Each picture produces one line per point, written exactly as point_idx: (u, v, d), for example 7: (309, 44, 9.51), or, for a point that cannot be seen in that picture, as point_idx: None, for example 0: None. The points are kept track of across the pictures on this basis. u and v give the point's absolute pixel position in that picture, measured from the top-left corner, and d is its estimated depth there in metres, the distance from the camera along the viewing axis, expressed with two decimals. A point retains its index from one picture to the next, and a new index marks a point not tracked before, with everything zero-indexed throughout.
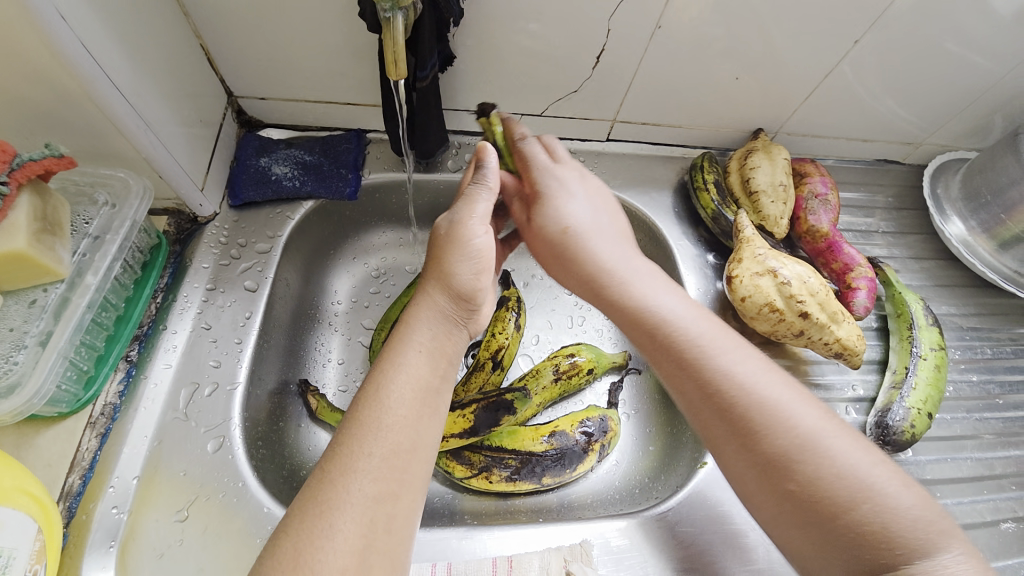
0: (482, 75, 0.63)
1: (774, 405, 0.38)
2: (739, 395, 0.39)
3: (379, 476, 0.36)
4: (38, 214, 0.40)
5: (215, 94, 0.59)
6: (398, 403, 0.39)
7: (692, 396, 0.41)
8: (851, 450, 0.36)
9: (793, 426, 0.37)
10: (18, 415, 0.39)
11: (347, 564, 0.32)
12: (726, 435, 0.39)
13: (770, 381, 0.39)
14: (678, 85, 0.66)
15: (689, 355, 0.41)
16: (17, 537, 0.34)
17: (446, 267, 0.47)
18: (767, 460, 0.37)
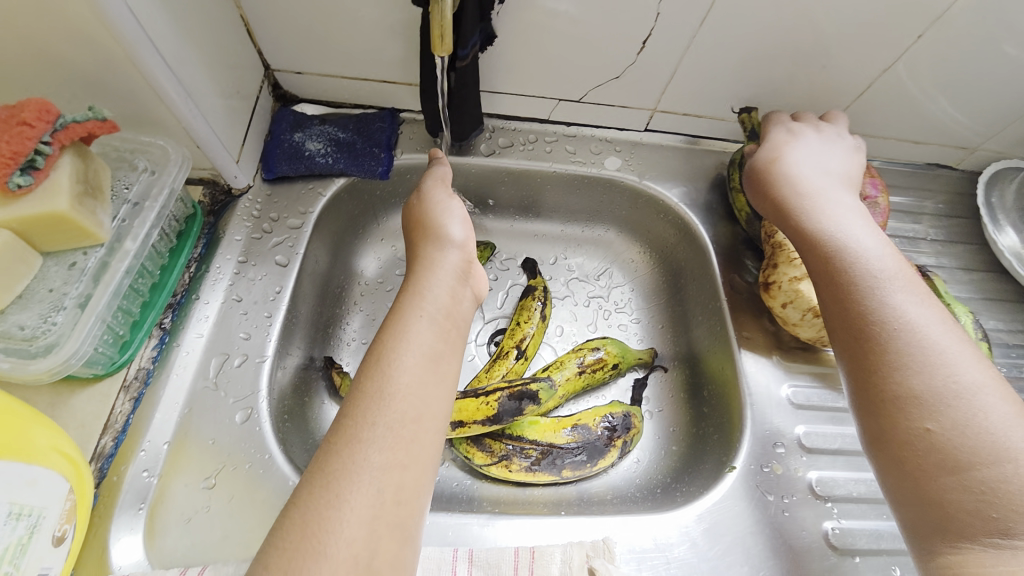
0: (521, 58, 0.61)
1: (956, 375, 0.38)
2: (907, 348, 0.40)
3: (388, 446, 0.35)
4: (81, 177, 0.40)
5: (253, 66, 0.59)
6: (404, 372, 0.39)
7: (841, 322, 0.44)
8: (998, 406, 0.36)
9: (949, 376, 0.38)
10: (55, 375, 0.39)
11: (356, 535, 0.32)
12: (864, 381, 0.41)
13: (958, 353, 0.39)
14: (725, 75, 0.63)
15: (857, 292, 0.44)
16: (47, 497, 0.34)
17: (436, 229, 0.51)
18: (883, 400, 0.39)
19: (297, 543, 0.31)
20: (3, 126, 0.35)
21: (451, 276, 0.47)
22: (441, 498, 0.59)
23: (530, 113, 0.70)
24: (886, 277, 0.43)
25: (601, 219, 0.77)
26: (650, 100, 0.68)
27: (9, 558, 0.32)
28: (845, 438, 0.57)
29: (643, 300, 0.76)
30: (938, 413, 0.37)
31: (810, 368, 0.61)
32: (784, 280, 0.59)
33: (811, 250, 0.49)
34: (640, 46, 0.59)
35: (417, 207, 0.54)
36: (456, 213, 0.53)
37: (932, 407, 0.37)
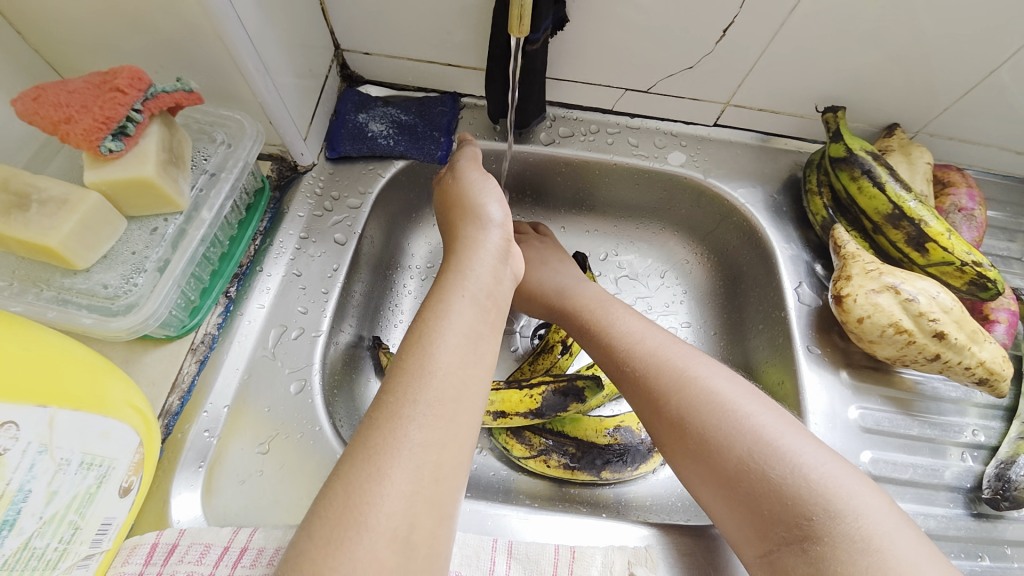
0: (592, 44, 0.59)
1: (746, 424, 0.40)
2: (685, 405, 0.43)
3: (427, 423, 0.35)
4: (166, 145, 0.41)
5: (324, 45, 0.59)
6: (445, 351, 0.39)
7: (631, 380, 0.47)
8: (820, 458, 0.38)
9: (729, 427, 0.40)
10: (134, 333, 0.41)
11: (394, 508, 0.32)
12: (675, 439, 0.43)
13: (747, 403, 0.42)
14: (811, 69, 0.59)
15: (641, 353, 0.47)
16: (118, 449, 0.36)
17: (476, 208, 0.51)
18: (711, 454, 0.40)
19: (339, 511, 0.32)
20: (98, 93, 0.37)
21: (493, 255, 0.48)
22: (479, 486, 0.59)
23: (594, 103, 0.68)
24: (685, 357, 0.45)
25: (658, 217, 0.74)
26: (723, 93, 0.64)
27: (79, 504, 0.34)
28: (916, 468, 0.55)
29: (697, 304, 0.73)
30: (760, 467, 0.38)
31: (882, 391, 0.58)
32: (859, 294, 0.54)
33: (589, 335, 0.53)
34: (720, 33, 0.56)
35: (454, 185, 0.54)
36: (494, 193, 0.53)
37: (766, 462, 0.38)
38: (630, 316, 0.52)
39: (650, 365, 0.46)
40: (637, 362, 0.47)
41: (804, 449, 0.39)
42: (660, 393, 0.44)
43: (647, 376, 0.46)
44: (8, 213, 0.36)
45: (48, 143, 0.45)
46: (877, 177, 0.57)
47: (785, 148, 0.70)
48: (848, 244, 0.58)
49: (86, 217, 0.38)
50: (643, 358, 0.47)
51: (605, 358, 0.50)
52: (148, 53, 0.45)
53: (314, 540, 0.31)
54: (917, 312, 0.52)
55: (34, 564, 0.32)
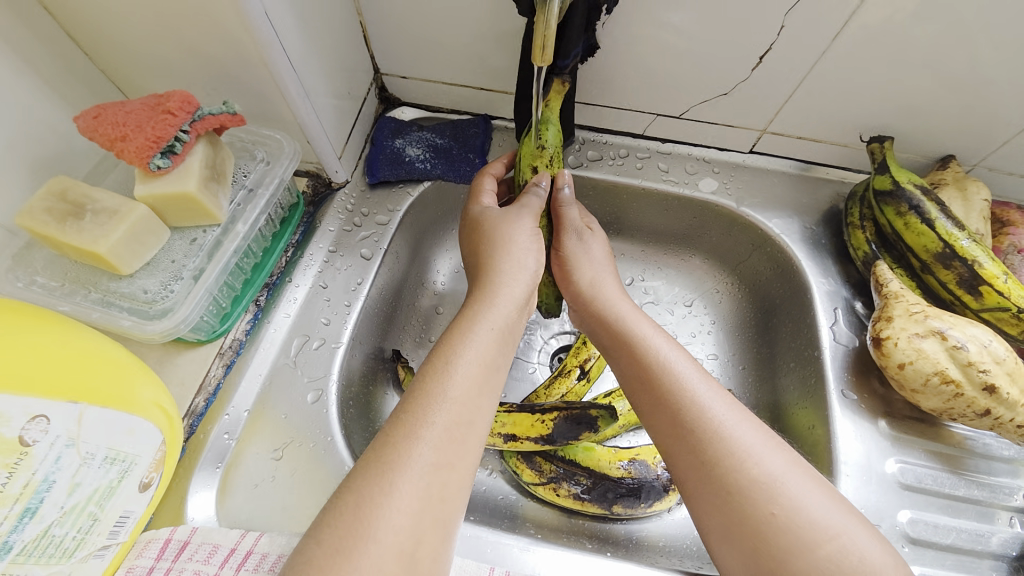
0: (623, 71, 0.59)
1: (797, 506, 0.36)
2: (733, 471, 0.38)
3: (439, 443, 0.35)
4: (209, 162, 0.44)
5: (365, 70, 0.63)
6: (463, 377, 0.39)
7: (674, 427, 0.42)
8: (875, 551, 0.35)
9: (777, 505, 0.36)
10: (167, 336, 0.44)
11: (403, 524, 0.32)
12: (713, 501, 0.38)
13: (797, 479, 0.38)
14: (855, 98, 0.56)
15: (688, 401, 0.42)
16: (142, 446, 0.38)
17: (516, 249, 0.50)
18: (752, 527, 0.36)
19: (349, 524, 0.32)
20: (152, 114, 0.41)
21: (518, 297, 0.47)
22: (486, 509, 0.58)
23: (624, 128, 0.67)
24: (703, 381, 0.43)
25: (687, 244, 0.72)
26: (759, 120, 0.62)
27: (100, 496, 0.36)
28: (959, 532, 0.50)
29: (726, 336, 0.70)
30: (809, 556, 0.34)
31: (926, 445, 0.53)
32: (900, 337, 0.50)
33: (633, 361, 0.46)
34: (756, 60, 0.54)
35: (500, 221, 0.52)
36: (533, 238, 0.51)
37: (816, 550, 0.34)
38: (678, 353, 0.46)
39: (699, 417, 0.41)
40: (686, 409, 0.42)
41: (858, 541, 0.35)
42: (705, 451, 0.39)
43: (693, 427, 0.41)
44: (65, 221, 0.40)
45: (107, 157, 0.50)
46: (925, 213, 0.54)
47: (826, 177, 0.67)
48: (892, 283, 0.54)
49: (132, 227, 0.41)
50: (690, 406, 0.42)
51: (647, 396, 0.44)
52: (202, 77, 0.49)
53: (322, 546, 0.31)
54: (965, 362, 0.48)
55: (51, 551, 0.34)
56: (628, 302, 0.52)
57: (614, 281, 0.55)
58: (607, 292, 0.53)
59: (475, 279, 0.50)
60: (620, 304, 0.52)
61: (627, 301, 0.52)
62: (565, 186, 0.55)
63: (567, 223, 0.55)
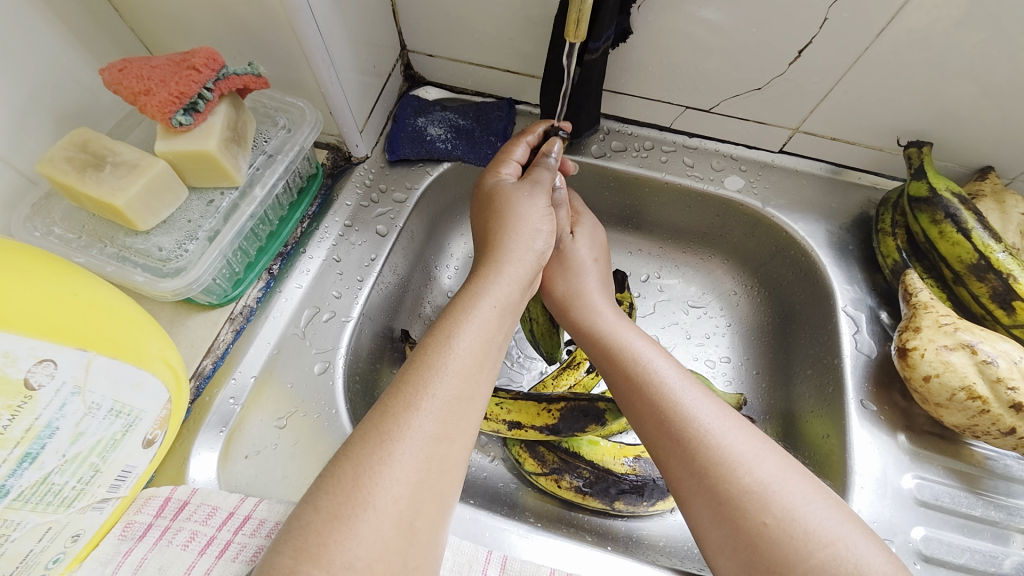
0: (655, 59, 0.57)
1: (790, 514, 0.35)
2: (725, 480, 0.37)
3: (439, 416, 0.34)
4: (231, 124, 0.44)
5: (391, 45, 0.61)
6: (463, 351, 0.38)
7: (659, 435, 0.41)
8: (878, 560, 0.33)
9: (769, 513, 0.35)
10: (178, 295, 0.44)
11: (401, 492, 0.31)
12: (706, 511, 0.37)
13: (792, 486, 0.36)
14: (898, 99, 0.54)
15: (671, 409, 0.41)
16: (147, 402, 0.38)
17: (527, 229, 0.49)
18: (745, 538, 0.35)
19: (349, 490, 0.31)
20: (176, 69, 0.41)
21: (521, 276, 0.47)
22: (486, 495, 0.57)
23: (652, 119, 0.65)
24: (686, 388, 0.42)
25: (707, 243, 0.71)
26: (793, 119, 0.60)
27: (103, 448, 0.36)
28: (972, 553, 0.48)
29: (741, 340, 0.68)
30: (805, 568, 0.33)
31: (944, 461, 0.51)
32: (927, 349, 0.48)
33: (615, 370, 0.46)
34: (796, 54, 0.52)
35: (514, 196, 0.51)
36: (547, 220, 0.51)
37: (811, 559, 0.33)
38: (661, 359, 0.45)
39: (684, 425, 0.40)
40: (670, 417, 0.41)
41: (857, 549, 0.33)
42: (693, 460, 0.38)
43: (678, 436, 0.40)
44: (85, 171, 0.40)
45: (130, 115, 0.50)
46: (962, 222, 0.52)
47: (858, 182, 0.64)
48: (921, 293, 0.52)
49: (150, 182, 0.41)
50: (674, 413, 0.41)
51: (632, 406, 0.43)
52: (229, 39, 0.49)
53: (319, 513, 0.30)
54: (994, 378, 0.46)
55: (49, 499, 0.34)
56: (611, 308, 0.52)
57: (596, 286, 0.54)
58: (590, 299, 0.53)
59: (481, 250, 0.49)
60: (603, 312, 0.51)
61: (609, 308, 0.52)
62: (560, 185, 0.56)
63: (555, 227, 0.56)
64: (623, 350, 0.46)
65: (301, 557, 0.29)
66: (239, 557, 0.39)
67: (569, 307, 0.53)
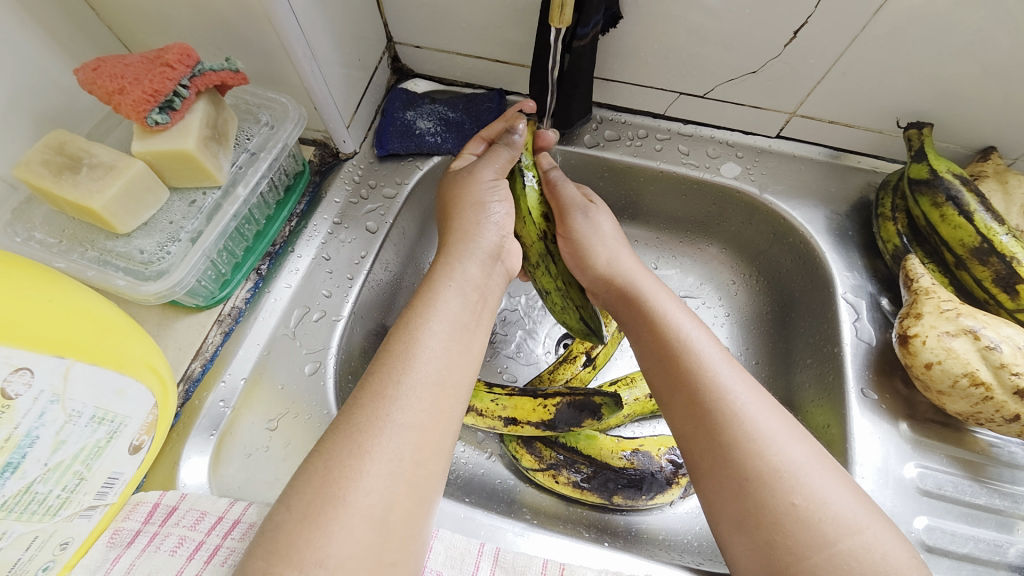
0: (648, 44, 0.55)
1: (818, 498, 0.34)
2: (756, 457, 0.36)
3: (411, 407, 0.34)
4: (211, 122, 0.43)
5: (377, 37, 0.60)
6: (430, 339, 0.38)
7: (692, 406, 0.40)
8: (899, 552, 0.33)
9: (797, 495, 0.34)
10: (161, 299, 0.43)
11: (375, 486, 0.31)
12: (729, 487, 0.36)
13: (821, 472, 0.36)
14: (897, 81, 0.52)
15: (711, 381, 0.40)
16: (132, 407, 0.38)
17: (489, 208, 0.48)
18: (769, 517, 0.34)
19: (316, 488, 0.31)
20: (150, 66, 0.40)
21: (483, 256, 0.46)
22: (483, 492, 0.57)
23: (645, 107, 0.64)
24: (727, 362, 0.41)
25: (705, 232, 0.70)
26: (789, 103, 0.58)
27: (87, 456, 0.36)
28: (976, 542, 0.47)
29: (740, 329, 0.67)
30: (828, 552, 0.32)
31: (948, 449, 0.50)
32: (928, 335, 0.47)
33: (653, 339, 0.44)
34: (791, 35, 0.50)
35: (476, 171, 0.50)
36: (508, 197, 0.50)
37: (837, 545, 0.32)
38: (701, 332, 0.44)
39: (721, 399, 0.39)
40: (706, 389, 0.39)
41: (883, 539, 0.33)
42: (723, 434, 0.37)
43: (716, 409, 0.38)
44: (61, 174, 0.39)
45: (111, 116, 0.49)
46: (963, 204, 0.50)
47: (857, 166, 0.63)
48: (922, 278, 0.50)
49: (128, 183, 0.40)
50: (710, 386, 0.39)
51: (667, 374, 0.42)
52: (208, 35, 0.47)
53: (292, 514, 0.30)
54: (997, 364, 0.45)
55: (34, 508, 0.34)
56: (650, 277, 0.51)
57: (633, 261, 0.52)
58: (629, 269, 0.50)
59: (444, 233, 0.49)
60: (641, 281, 0.49)
61: (649, 277, 0.50)
62: (546, 162, 0.55)
63: (568, 201, 0.52)
64: (663, 321, 0.45)
65: (273, 559, 0.28)
66: (228, 561, 0.39)
67: (605, 273, 0.51)
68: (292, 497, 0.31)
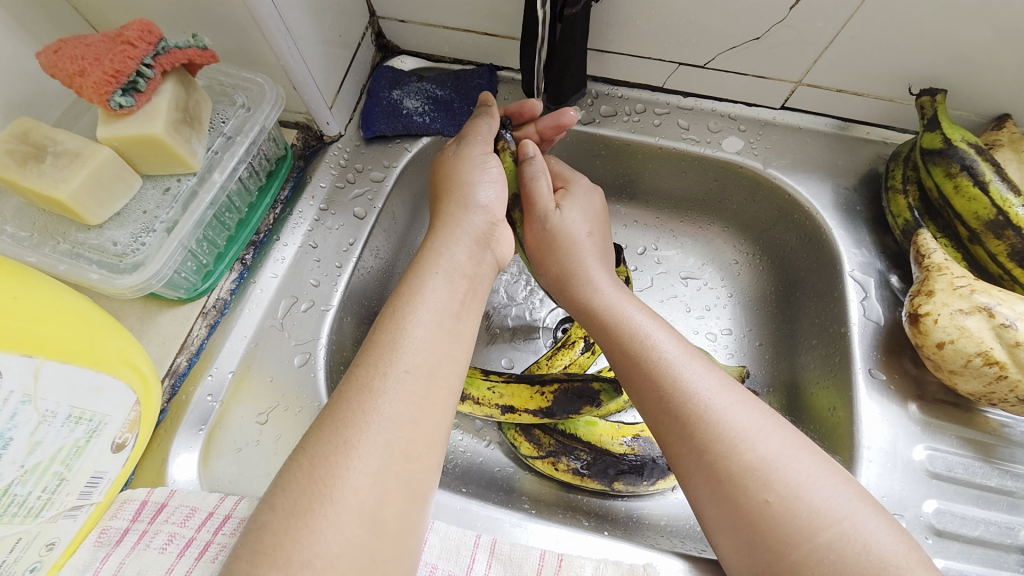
0: (645, 11, 0.52)
1: (795, 492, 0.33)
2: (725, 457, 0.34)
3: (399, 398, 0.32)
4: (180, 104, 0.41)
5: (358, 12, 0.56)
6: (417, 327, 0.36)
7: (658, 413, 0.38)
8: (888, 537, 0.31)
9: (772, 491, 0.33)
10: (139, 292, 0.41)
11: (362, 482, 0.30)
12: (704, 488, 0.35)
13: (797, 462, 0.34)
14: (913, 44, 0.49)
15: (670, 384, 0.38)
16: (112, 406, 0.37)
17: (465, 187, 0.46)
18: (746, 516, 0.33)
19: (304, 485, 0.29)
20: (111, 45, 0.37)
21: (471, 240, 0.44)
22: (481, 481, 0.56)
23: (643, 80, 0.61)
24: (684, 364, 0.39)
25: (706, 210, 0.67)
26: (795, 71, 0.55)
27: (66, 456, 0.34)
28: (987, 524, 0.46)
29: (743, 310, 0.65)
30: (808, 547, 0.31)
31: (958, 431, 0.49)
32: (940, 314, 0.45)
33: (613, 345, 0.43)
34: None
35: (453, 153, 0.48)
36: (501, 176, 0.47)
37: (816, 539, 0.31)
38: (663, 333, 0.42)
39: (683, 401, 0.37)
40: (670, 393, 0.38)
41: (867, 526, 0.31)
42: (692, 438, 0.36)
43: (678, 412, 0.37)
44: (26, 163, 0.37)
45: (79, 101, 0.47)
46: (978, 174, 0.48)
47: (866, 137, 0.60)
48: (935, 254, 0.48)
49: (96, 171, 0.38)
50: (673, 390, 0.38)
51: (629, 383, 0.41)
52: (175, 11, 0.44)
53: (276, 511, 0.29)
54: (1013, 342, 0.43)
55: (15, 510, 0.33)
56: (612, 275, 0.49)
57: (598, 255, 0.50)
58: (590, 269, 0.49)
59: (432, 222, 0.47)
60: (601, 284, 0.48)
61: (609, 277, 0.48)
62: (529, 151, 0.49)
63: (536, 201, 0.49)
64: (620, 327, 0.43)
65: (258, 559, 0.27)
66: (219, 557, 0.38)
67: (568, 277, 0.49)
68: (280, 495, 0.29)
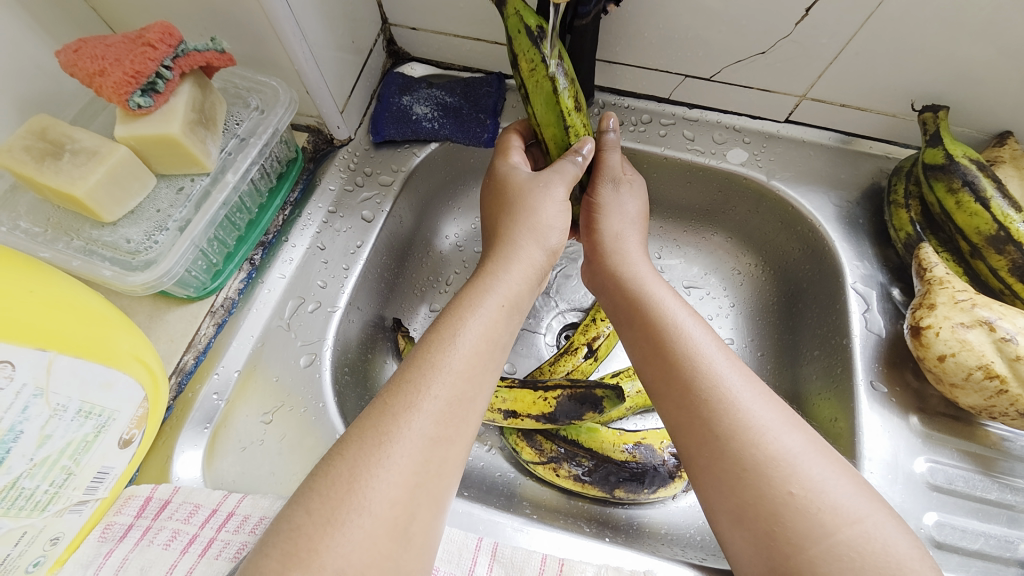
0: (653, 24, 0.53)
1: (818, 486, 0.33)
2: (749, 447, 0.35)
3: (438, 417, 0.33)
4: (197, 105, 0.42)
5: (371, 19, 0.57)
6: (468, 348, 0.37)
7: (685, 398, 0.38)
8: (901, 540, 0.31)
9: (795, 483, 0.33)
10: (149, 289, 0.42)
11: (397, 495, 0.30)
12: (724, 480, 0.35)
13: (818, 459, 0.34)
14: (915, 61, 0.50)
15: (701, 370, 0.38)
16: (120, 401, 0.37)
17: (539, 224, 0.46)
18: (766, 508, 0.33)
19: (342, 493, 0.29)
20: (132, 46, 0.38)
21: (530, 274, 0.44)
22: (483, 486, 0.55)
23: (650, 90, 0.62)
24: (715, 350, 0.40)
25: (710, 221, 0.68)
26: (800, 85, 0.56)
27: (74, 451, 0.35)
28: (987, 537, 0.46)
29: (745, 320, 0.65)
30: (828, 542, 0.31)
31: (959, 443, 0.49)
32: (942, 327, 0.45)
33: (643, 329, 0.43)
34: (803, 13, 0.48)
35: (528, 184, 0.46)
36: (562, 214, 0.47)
37: (835, 535, 0.31)
38: (693, 321, 0.42)
39: (711, 388, 0.37)
40: (698, 379, 0.38)
41: (884, 529, 0.32)
42: (718, 425, 0.36)
43: (705, 398, 0.37)
44: (43, 160, 0.38)
45: (95, 101, 0.47)
46: (980, 190, 0.48)
47: (868, 151, 0.60)
48: (936, 267, 0.49)
49: (112, 170, 0.39)
50: (704, 376, 0.38)
51: (655, 366, 0.41)
52: (194, 15, 0.45)
53: (312, 516, 0.29)
54: (1014, 356, 0.43)
55: (22, 503, 0.33)
56: (646, 263, 0.49)
57: (636, 243, 0.51)
58: (624, 255, 0.49)
59: (490, 244, 0.47)
60: (635, 268, 0.48)
61: (643, 265, 0.49)
62: (585, 150, 0.47)
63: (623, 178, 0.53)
64: (652, 312, 0.44)
65: (290, 563, 0.27)
66: (223, 555, 0.38)
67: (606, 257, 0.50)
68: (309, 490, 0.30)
